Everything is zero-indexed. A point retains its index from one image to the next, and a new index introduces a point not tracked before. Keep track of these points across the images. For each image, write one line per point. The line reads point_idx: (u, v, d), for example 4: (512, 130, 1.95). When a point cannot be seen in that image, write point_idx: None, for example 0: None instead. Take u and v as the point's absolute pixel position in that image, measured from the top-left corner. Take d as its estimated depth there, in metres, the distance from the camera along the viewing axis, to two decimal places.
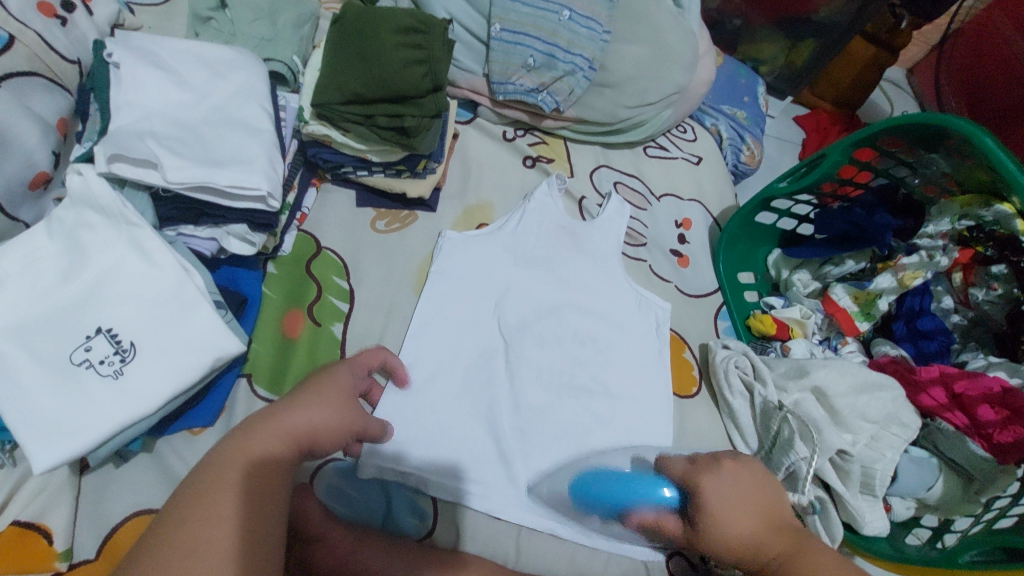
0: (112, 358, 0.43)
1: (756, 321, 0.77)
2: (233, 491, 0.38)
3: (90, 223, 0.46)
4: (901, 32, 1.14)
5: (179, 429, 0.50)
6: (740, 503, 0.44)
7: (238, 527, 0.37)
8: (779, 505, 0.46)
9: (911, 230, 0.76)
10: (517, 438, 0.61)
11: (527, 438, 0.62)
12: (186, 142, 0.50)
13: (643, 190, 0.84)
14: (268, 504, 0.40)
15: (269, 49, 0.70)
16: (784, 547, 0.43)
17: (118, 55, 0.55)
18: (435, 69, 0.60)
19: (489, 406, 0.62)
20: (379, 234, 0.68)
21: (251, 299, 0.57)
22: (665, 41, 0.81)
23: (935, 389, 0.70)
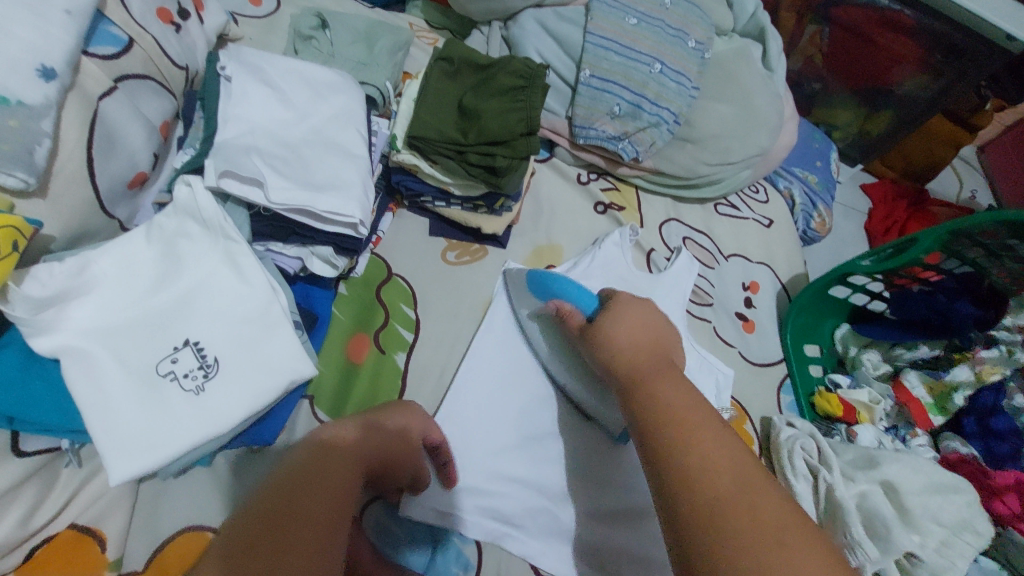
0: (196, 372, 0.43)
1: (822, 399, 0.74)
2: (300, 488, 0.38)
3: (188, 233, 0.47)
4: (985, 112, 1.11)
5: (239, 447, 0.50)
6: (631, 318, 0.50)
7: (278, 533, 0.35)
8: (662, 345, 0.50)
9: (992, 321, 0.72)
10: (565, 494, 0.59)
11: (575, 495, 0.59)
12: (288, 162, 0.51)
13: (712, 248, 0.83)
14: (330, 501, 0.38)
15: (365, 73, 0.71)
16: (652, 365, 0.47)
17: (230, 68, 0.56)
18: (531, 115, 0.60)
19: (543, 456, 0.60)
20: (449, 265, 0.68)
21: (321, 319, 0.57)
22: (753, 103, 0.81)
23: (1009, 496, 0.67)
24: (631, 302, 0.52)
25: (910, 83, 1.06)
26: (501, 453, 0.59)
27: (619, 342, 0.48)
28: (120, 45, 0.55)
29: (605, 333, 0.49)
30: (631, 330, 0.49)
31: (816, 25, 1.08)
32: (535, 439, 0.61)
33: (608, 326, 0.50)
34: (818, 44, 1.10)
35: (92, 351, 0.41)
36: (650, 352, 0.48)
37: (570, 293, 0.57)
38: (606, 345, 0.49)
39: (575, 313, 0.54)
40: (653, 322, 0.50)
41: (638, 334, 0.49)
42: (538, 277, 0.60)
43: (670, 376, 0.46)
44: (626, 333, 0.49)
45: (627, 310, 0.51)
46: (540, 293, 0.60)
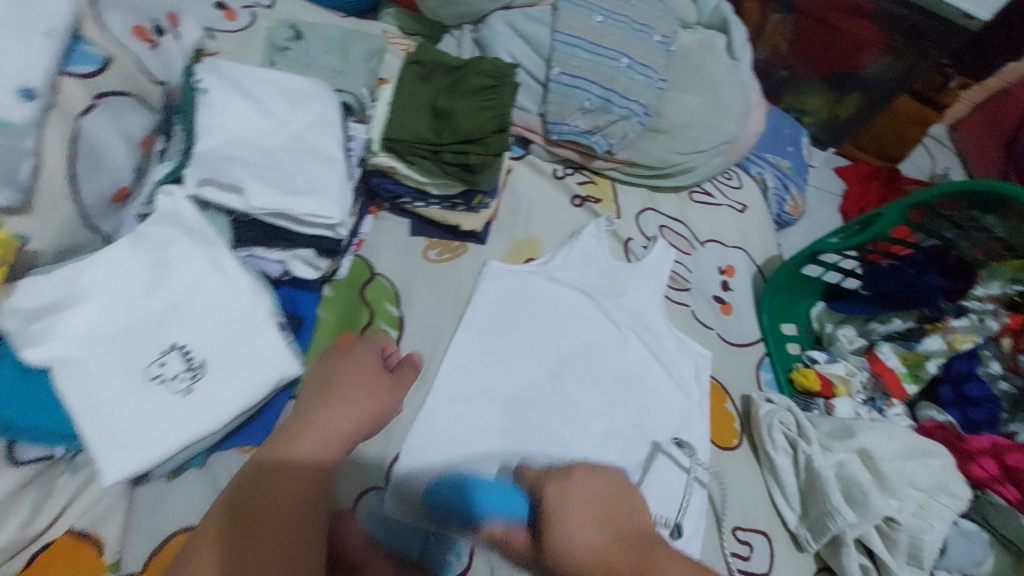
0: (184, 375, 0.44)
1: (799, 375, 0.76)
2: (258, 509, 0.39)
3: (174, 240, 0.47)
4: (951, 91, 1.14)
5: (232, 447, 0.51)
6: (582, 498, 0.40)
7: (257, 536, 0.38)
8: (627, 514, 0.40)
9: (960, 291, 0.74)
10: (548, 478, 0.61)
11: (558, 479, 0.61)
12: (267, 169, 0.53)
13: (688, 235, 0.85)
14: (309, 502, 0.40)
15: (340, 80, 0.72)
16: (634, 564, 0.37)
17: (207, 81, 0.58)
18: (502, 114, 0.63)
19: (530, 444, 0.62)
20: (431, 263, 0.70)
21: (307, 321, 0.58)
22: (721, 92, 0.83)
23: (985, 460, 0.68)
24: (578, 472, 0.41)
25: (876, 66, 1.08)
26: (488, 439, 0.61)
27: (591, 559, 0.36)
28: (99, 64, 0.56)
29: (564, 541, 0.37)
30: (588, 523, 0.38)
31: (781, 14, 1.11)
32: (522, 426, 0.63)
33: (559, 530, 0.38)
34: (783, 32, 1.13)
35: (82, 359, 0.42)
36: (612, 549, 0.38)
37: (495, 510, 0.43)
38: (559, 563, 0.37)
39: (515, 534, 0.42)
40: (596, 490, 0.41)
41: (601, 529, 0.38)
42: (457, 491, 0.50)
43: (645, 558, 0.38)
44: (588, 529, 0.38)
45: (577, 481, 0.41)
46: (457, 502, 0.49)
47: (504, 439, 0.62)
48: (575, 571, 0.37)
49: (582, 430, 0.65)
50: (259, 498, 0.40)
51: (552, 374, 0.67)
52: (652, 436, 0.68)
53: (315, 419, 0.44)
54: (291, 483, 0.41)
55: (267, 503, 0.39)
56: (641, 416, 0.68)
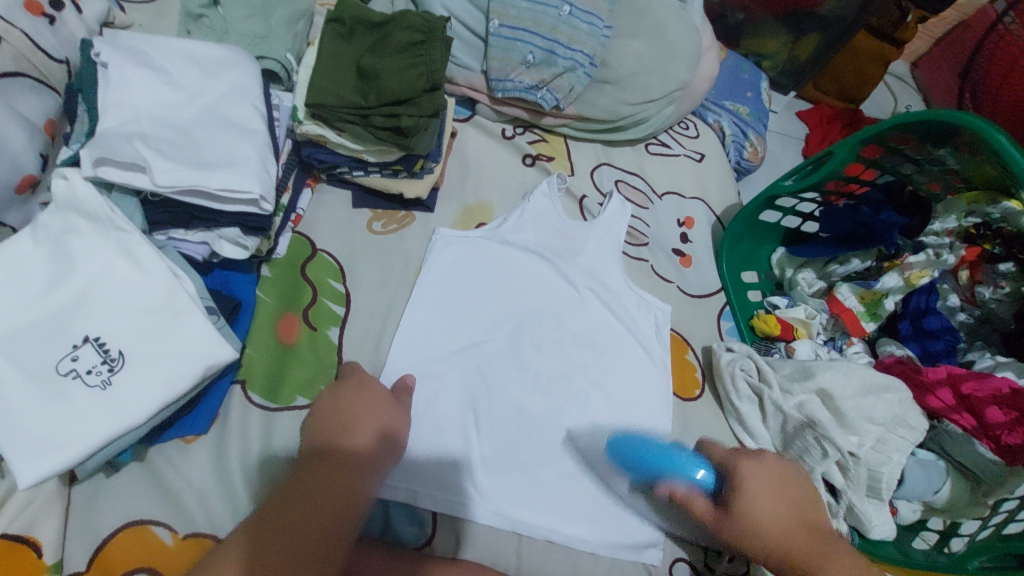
0: (99, 368, 0.42)
1: (760, 321, 0.76)
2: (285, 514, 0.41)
3: (77, 228, 0.45)
4: (907, 25, 1.12)
5: (172, 438, 0.49)
6: (773, 485, 0.46)
7: (283, 526, 0.40)
8: (812, 504, 0.47)
9: (920, 227, 0.74)
10: (507, 443, 0.61)
11: (517, 442, 0.61)
12: (178, 145, 0.49)
13: (646, 188, 0.83)
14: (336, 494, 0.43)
15: (263, 47, 0.68)
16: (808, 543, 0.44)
17: (106, 54, 0.53)
18: (432, 70, 0.59)
19: (488, 412, 0.62)
20: (376, 235, 0.67)
21: (244, 303, 0.56)
22: (668, 37, 0.80)
23: (943, 391, 0.69)
24: (765, 463, 0.47)
25: (832, 3, 1.06)
26: (446, 410, 0.60)
27: (755, 523, 0.44)
28: None
29: (754, 515, 0.44)
30: (770, 503, 0.45)
31: None
32: (481, 394, 0.62)
33: (745, 495, 0.45)
34: None
35: None
36: (800, 531, 0.44)
37: (678, 471, 0.47)
38: (744, 524, 0.44)
39: (697, 500, 0.47)
40: (782, 487, 0.46)
41: (788, 508, 0.45)
42: (637, 446, 0.50)
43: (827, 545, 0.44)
44: (776, 507, 0.45)
45: (756, 469, 0.47)
46: (628, 466, 0.50)
47: (463, 409, 0.61)
48: (768, 538, 0.44)
49: (542, 393, 0.65)
50: (296, 488, 0.42)
51: (509, 339, 0.66)
52: (614, 393, 0.67)
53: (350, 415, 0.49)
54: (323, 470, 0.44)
55: (304, 489, 0.42)
56: (601, 374, 0.68)
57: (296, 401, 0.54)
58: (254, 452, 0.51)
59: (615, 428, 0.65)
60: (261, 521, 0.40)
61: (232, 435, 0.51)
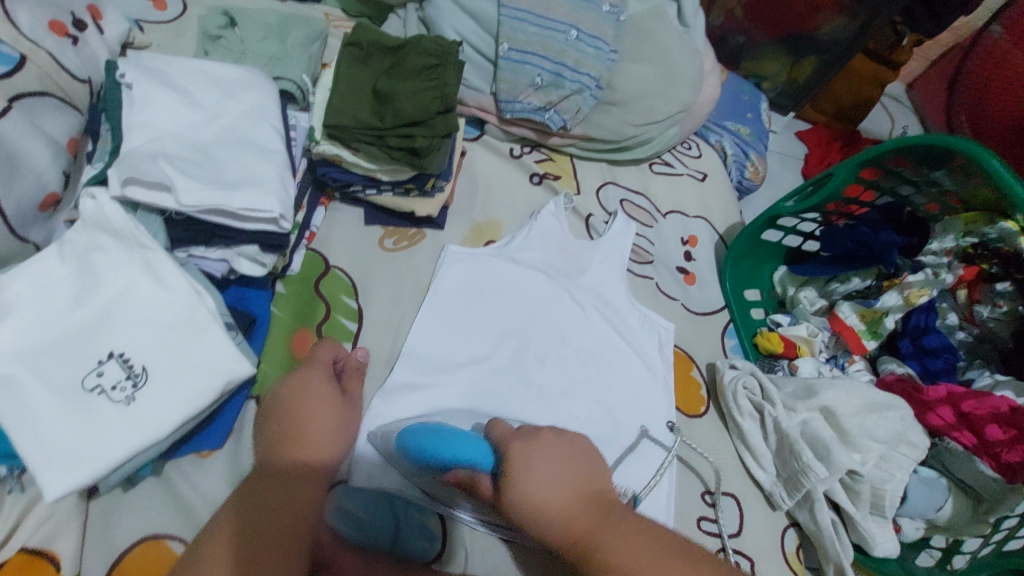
0: (124, 383, 0.43)
1: (763, 338, 0.77)
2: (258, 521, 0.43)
3: (103, 246, 0.46)
4: (903, 49, 1.15)
5: (188, 452, 0.50)
6: (525, 463, 0.42)
7: (253, 535, 0.42)
8: (594, 476, 0.43)
9: (916, 247, 0.76)
10: None
11: None
12: (199, 164, 0.51)
13: (650, 207, 0.85)
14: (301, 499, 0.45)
15: (279, 67, 0.70)
16: (585, 523, 0.39)
17: (131, 75, 0.55)
18: (446, 93, 0.61)
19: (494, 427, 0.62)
20: (387, 252, 0.68)
21: (260, 319, 0.57)
22: (672, 61, 0.82)
23: (943, 409, 0.69)
24: (544, 436, 0.44)
25: (830, 27, 1.08)
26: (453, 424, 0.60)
27: (545, 505, 0.40)
28: (11, 63, 0.53)
29: (521, 486, 0.41)
30: (552, 479, 0.41)
31: None
32: (488, 409, 0.63)
33: (523, 479, 0.41)
34: None
35: (16, 375, 0.41)
36: (574, 509, 0.40)
37: (456, 459, 0.44)
38: (515, 506, 0.41)
39: (482, 482, 0.44)
40: (560, 454, 0.43)
41: (559, 482, 0.41)
42: (422, 434, 0.47)
43: (595, 515, 0.40)
44: (556, 485, 0.41)
45: (531, 445, 0.43)
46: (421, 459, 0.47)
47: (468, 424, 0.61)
48: (547, 526, 0.40)
49: (548, 408, 0.65)
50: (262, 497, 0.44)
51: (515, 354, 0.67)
52: (619, 410, 0.68)
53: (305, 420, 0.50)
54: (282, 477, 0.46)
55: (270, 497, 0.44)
56: (606, 391, 0.69)
57: None
58: None
59: (620, 444, 0.66)
60: (238, 530, 0.42)
61: (247, 450, 0.52)
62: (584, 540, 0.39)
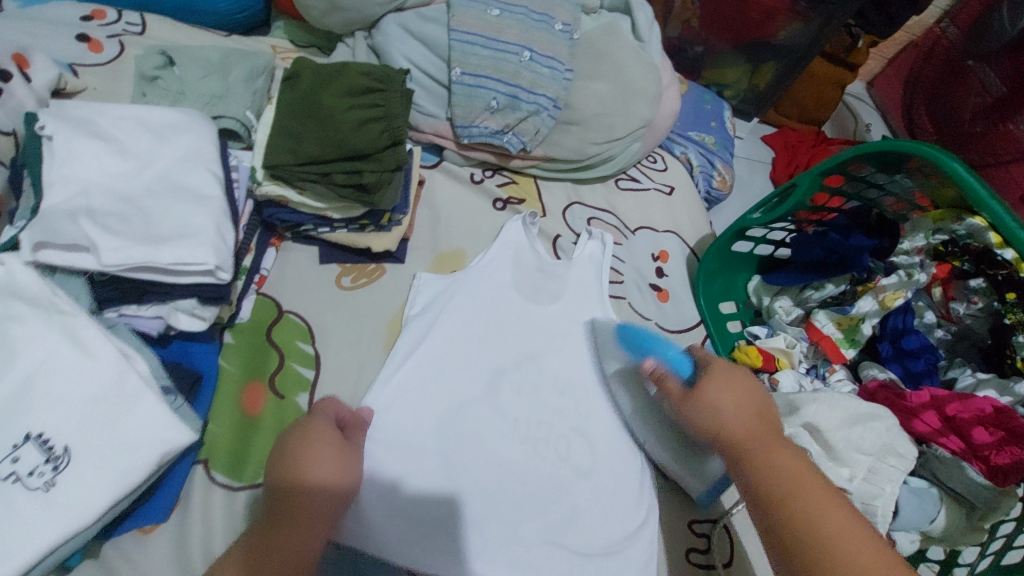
0: (42, 468, 0.39)
1: (741, 352, 0.76)
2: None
3: (18, 315, 0.42)
4: (859, 50, 1.16)
5: (128, 530, 0.46)
6: (730, 390, 0.52)
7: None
8: (766, 403, 0.52)
9: (888, 249, 0.75)
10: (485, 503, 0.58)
11: (496, 501, 0.58)
12: (127, 218, 0.47)
13: (619, 224, 0.83)
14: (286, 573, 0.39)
15: (221, 105, 0.67)
16: (769, 439, 0.48)
17: (51, 127, 0.51)
18: (392, 125, 0.59)
19: (463, 470, 0.59)
20: (345, 291, 0.65)
21: (205, 376, 0.54)
22: (629, 76, 0.81)
23: (928, 414, 0.68)
24: (740, 375, 0.54)
25: (787, 32, 1.09)
26: (421, 470, 0.57)
27: (722, 417, 0.51)
28: None
29: (712, 401, 0.52)
30: (736, 409, 0.51)
31: None
32: (456, 450, 0.59)
33: (712, 398, 0.52)
34: (691, 7, 1.13)
35: None
36: (763, 429, 0.49)
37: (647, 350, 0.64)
38: (708, 416, 0.52)
39: (670, 377, 0.57)
40: (754, 395, 0.52)
41: (748, 402, 0.52)
42: (633, 339, 0.66)
43: (780, 442, 0.48)
44: (735, 408, 0.51)
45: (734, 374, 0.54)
46: (632, 351, 0.67)
47: (440, 480, 0.57)
48: (725, 429, 0.50)
49: (522, 442, 0.62)
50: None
51: (486, 386, 0.64)
52: (596, 439, 0.65)
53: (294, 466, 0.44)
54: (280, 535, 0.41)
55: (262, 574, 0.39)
56: (580, 421, 0.66)
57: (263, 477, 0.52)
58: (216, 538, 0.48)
59: (599, 475, 0.63)
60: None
61: (194, 522, 0.48)
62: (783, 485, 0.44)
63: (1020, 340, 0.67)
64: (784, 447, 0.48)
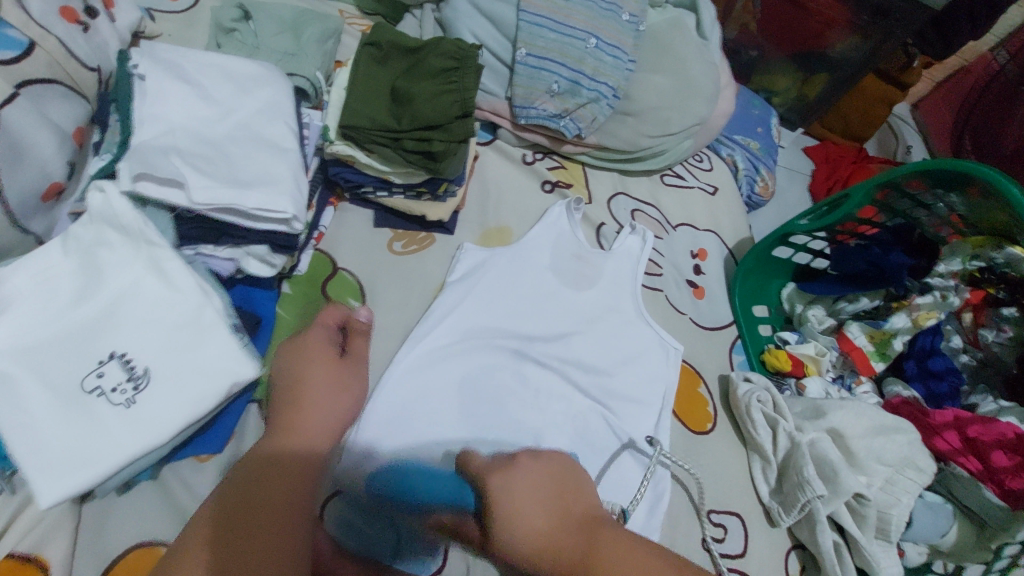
0: (125, 386, 0.42)
1: (771, 356, 0.77)
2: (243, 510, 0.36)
3: (109, 241, 0.45)
4: (913, 70, 1.15)
5: (186, 456, 0.49)
6: (527, 481, 0.39)
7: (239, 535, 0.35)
8: (576, 492, 0.40)
9: (925, 268, 0.76)
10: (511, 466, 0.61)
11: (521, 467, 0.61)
12: (212, 161, 0.49)
13: (661, 219, 0.85)
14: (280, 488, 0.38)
15: (293, 63, 0.68)
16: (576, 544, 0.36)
17: (144, 67, 0.53)
18: (465, 97, 0.60)
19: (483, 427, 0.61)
20: (396, 255, 0.67)
21: (263, 320, 0.55)
22: (690, 72, 0.81)
23: (949, 434, 0.69)
24: (521, 469, 0.39)
25: (843, 45, 1.09)
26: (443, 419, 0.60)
27: (530, 535, 0.36)
28: (21, 49, 0.51)
29: (512, 503, 0.37)
30: (537, 503, 0.37)
31: None
32: (477, 407, 0.62)
33: (505, 509, 0.37)
34: (752, 10, 1.13)
35: (13, 374, 0.40)
36: (561, 529, 0.36)
37: (444, 500, 0.49)
38: (498, 548, 0.37)
39: (461, 522, 0.47)
40: (528, 491, 0.38)
41: (548, 504, 0.37)
42: (400, 482, 0.53)
43: (604, 547, 0.35)
44: (538, 510, 0.37)
45: (509, 481, 0.39)
46: (404, 496, 0.52)
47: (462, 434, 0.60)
48: (522, 545, 0.36)
49: (542, 411, 0.65)
50: (238, 493, 0.37)
51: (516, 355, 0.67)
52: (619, 419, 0.67)
53: (302, 389, 0.45)
54: (274, 462, 0.40)
55: (255, 486, 0.38)
56: (603, 401, 0.68)
57: None
58: None
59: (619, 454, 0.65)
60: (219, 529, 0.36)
61: (247, 456, 0.51)
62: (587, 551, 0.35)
63: None
64: (605, 532, 0.36)
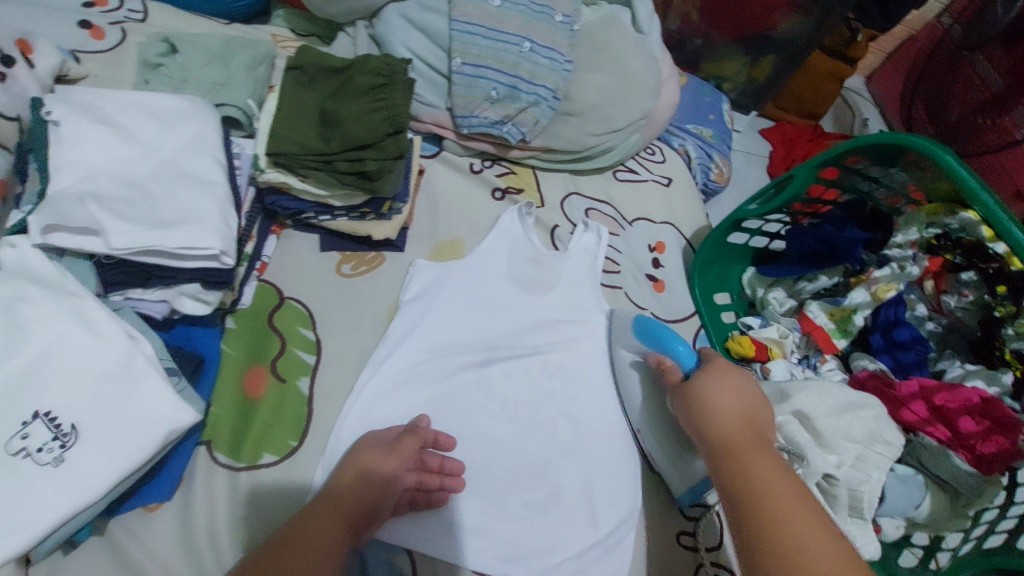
0: (51, 445, 0.40)
1: (734, 343, 0.78)
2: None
3: (28, 296, 0.43)
4: (858, 44, 1.15)
5: (132, 507, 0.48)
6: (722, 380, 0.55)
7: None
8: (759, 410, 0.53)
9: (880, 242, 0.77)
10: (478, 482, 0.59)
11: (487, 481, 0.60)
12: (134, 204, 0.48)
13: (616, 215, 0.85)
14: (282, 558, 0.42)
15: (223, 93, 0.67)
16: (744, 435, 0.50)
17: (58, 112, 0.52)
18: (395, 113, 0.59)
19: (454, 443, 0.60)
20: (345, 278, 0.66)
21: (207, 359, 0.55)
22: (628, 68, 0.81)
23: (916, 404, 0.70)
24: (737, 376, 0.56)
25: (785, 26, 1.10)
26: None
27: (715, 407, 0.53)
28: None
29: (706, 390, 0.54)
30: (732, 399, 0.53)
31: None
32: (448, 423, 0.61)
33: (711, 393, 0.54)
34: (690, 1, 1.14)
35: None
36: (751, 424, 0.51)
37: (670, 348, 0.62)
38: (697, 398, 0.54)
39: (675, 371, 0.60)
40: (741, 393, 0.54)
41: (740, 397, 0.53)
42: (649, 329, 0.65)
43: (759, 443, 0.50)
44: (731, 400, 0.53)
45: (721, 371, 0.56)
46: (646, 340, 0.65)
47: None
48: (711, 417, 0.52)
49: (509, 421, 0.64)
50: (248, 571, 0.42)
51: (478, 367, 0.66)
52: (585, 422, 0.66)
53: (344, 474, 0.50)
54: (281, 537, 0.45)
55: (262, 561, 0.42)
56: (569, 404, 0.67)
57: (264, 459, 0.53)
58: (221, 518, 0.50)
59: (586, 456, 0.64)
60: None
61: (198, 501, 0.50)
62: (772, 514, 0.43)
63: (1009, 332, 0.69)
64: (769, 453, 0.49)
